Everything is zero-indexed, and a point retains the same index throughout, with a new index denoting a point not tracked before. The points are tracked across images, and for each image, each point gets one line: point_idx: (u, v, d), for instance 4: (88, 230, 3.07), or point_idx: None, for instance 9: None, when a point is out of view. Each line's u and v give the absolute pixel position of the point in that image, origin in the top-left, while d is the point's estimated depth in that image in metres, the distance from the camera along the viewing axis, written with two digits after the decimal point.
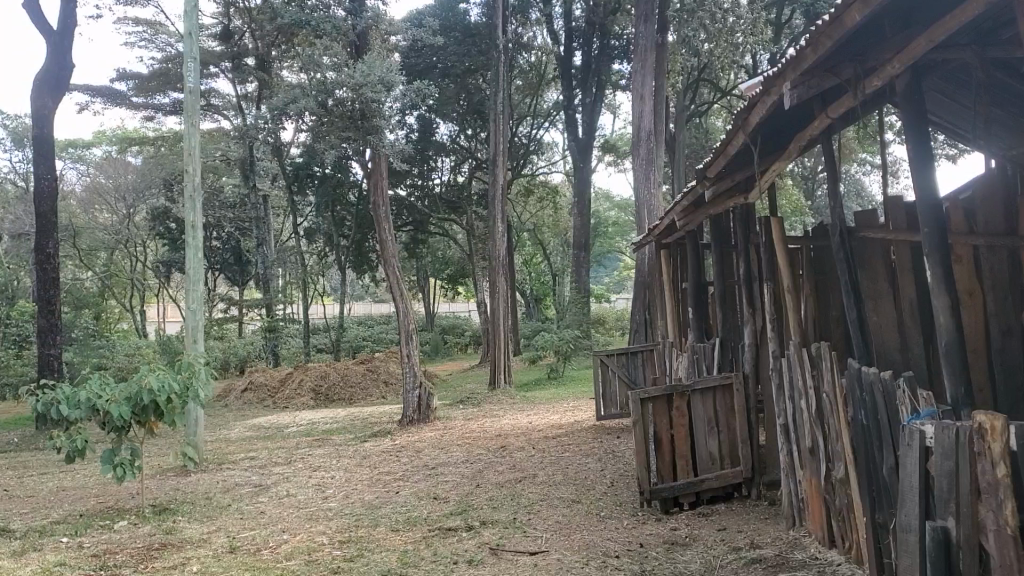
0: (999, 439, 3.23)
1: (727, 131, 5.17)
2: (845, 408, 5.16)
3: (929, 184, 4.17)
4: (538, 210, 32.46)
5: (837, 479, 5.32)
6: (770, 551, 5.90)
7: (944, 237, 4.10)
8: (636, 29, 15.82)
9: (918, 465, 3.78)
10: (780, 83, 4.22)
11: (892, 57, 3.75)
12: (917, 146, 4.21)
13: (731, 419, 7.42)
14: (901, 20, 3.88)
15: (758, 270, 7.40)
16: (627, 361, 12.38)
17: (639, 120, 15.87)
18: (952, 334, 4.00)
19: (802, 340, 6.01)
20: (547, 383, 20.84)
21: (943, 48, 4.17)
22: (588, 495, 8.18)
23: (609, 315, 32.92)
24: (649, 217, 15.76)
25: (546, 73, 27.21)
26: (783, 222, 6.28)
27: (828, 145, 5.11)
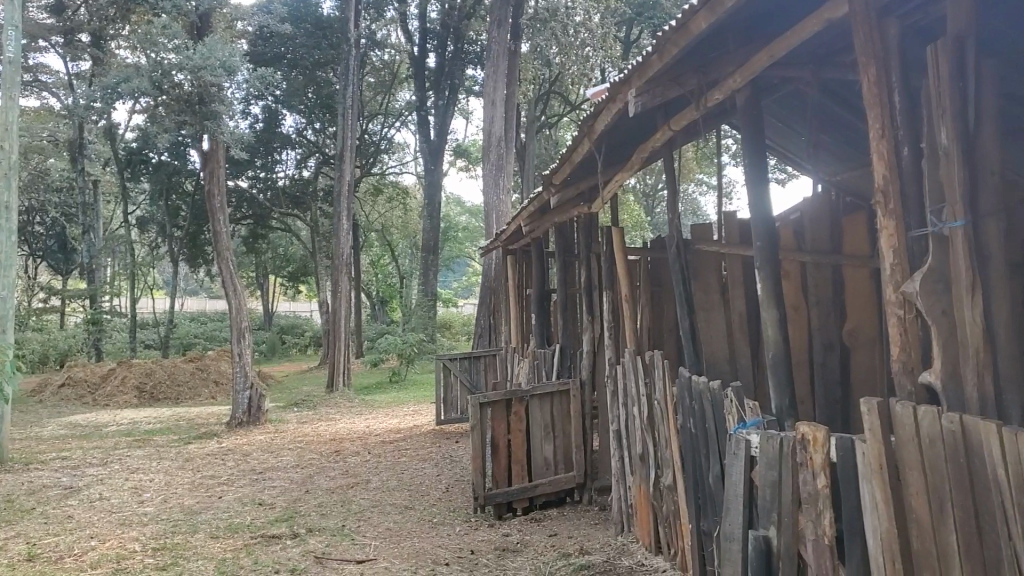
0: (820, 450, 3.32)
1: (573, 138, 5.16)
2: (675, 416, 5.21)
3: (765, 204, 4.26)
4: (387, 209, 32.07)
5: (666, 486, 5.37)
6: (599, 556, 5.91)
7: (774, 253, 4.20)
8: (490, 34, 15.75)
9: (743, 474, 3.83)
10: (626, 87, 4.20)
11: (734, 72, 3.81)
12: (754, 166, 4.30)
13: (567, 423, 7.46)
14: (746, 34, 3.90)
15: (599, 279, 7.36)
16: (469, 366, 12.33)
17: (490, 125, 15.83)
18: (779, 348, 4.11)
19: (636, 348, 6.06)
20: (388, 387, 20.50)
21: (780, 65, 4.28)
22: (421, 501, 8.03)
23: (455, 321, 32.80)
24: (497, 221, 15.74)
25: (399, 73, 26.92)
26: (624, 232, 6.30)
27: (669, 159, 5.15)
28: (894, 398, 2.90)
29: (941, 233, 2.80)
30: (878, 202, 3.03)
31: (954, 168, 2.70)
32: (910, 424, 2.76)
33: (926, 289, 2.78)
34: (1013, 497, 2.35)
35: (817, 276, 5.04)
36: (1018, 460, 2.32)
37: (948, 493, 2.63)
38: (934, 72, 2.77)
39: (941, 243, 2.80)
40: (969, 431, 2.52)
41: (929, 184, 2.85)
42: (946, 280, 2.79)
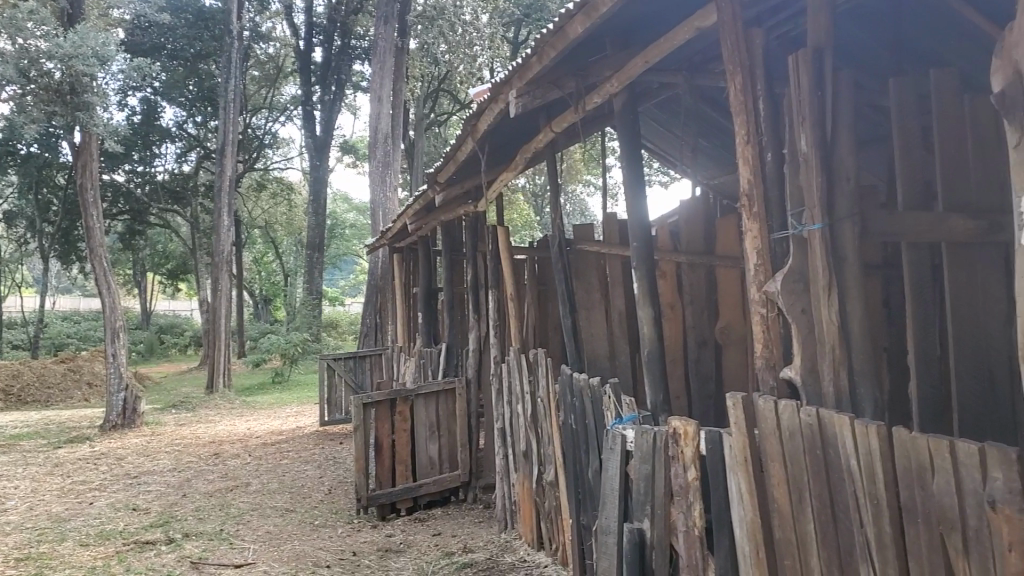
0: (690, 443, 3.44)
1: (456, 137, 5.17)
2: (556, 413, 5.29)
3: (642, 207, 4.38)
4: (272, 206, 31.40)
5: (547, 482, 5.45)
6: (482, 554, 5.95)
7: (650, 253, 4.31)
8: (376, 29, 15.60)
9: (619, 468, 3.93)
10: (507, 89, 4.25)
11: (611, 76, 3.90)
12: (632, 170, 4.41)
13: (452, 423, 7.47)
14: (623, 40, 3.99)
15: (485, 278, 7.39)
16: (353, 365, 12.19)
17: (376, 121, 15.68)
18: (654, 346, 4.23)
19: (519, 346, 6.11)
20: (271, 387, 20.08)
21: (656, 71, 4.41)
22: (303, 504, 7.92)
23: (342, 320, 32.37)
24: (383, 219, 15.62)
25: (285, 66, 26.40)
26: (509, 231, 6.34)
27: (551, 160, 5.23)
28: (757, 393, 3.02)
29: (802, 235, 2.94)
30: (745, 204, 3.16)
31: (812, 173, 2.83)
32: (772, 418, 2.89)
33: (786, 289, 2.91)
34: (864, 484, 2.49)
35: (692, 276, 5.18)
36: (867, 452, 2.46)
37: (806, 484, 2.76)
38: (796, 79, 2.89)
39: (802, 245, 2.94)
40: (825, 423, 2.65)
41: (790, 187, 2.98)
42: (804, 279, 2.93)
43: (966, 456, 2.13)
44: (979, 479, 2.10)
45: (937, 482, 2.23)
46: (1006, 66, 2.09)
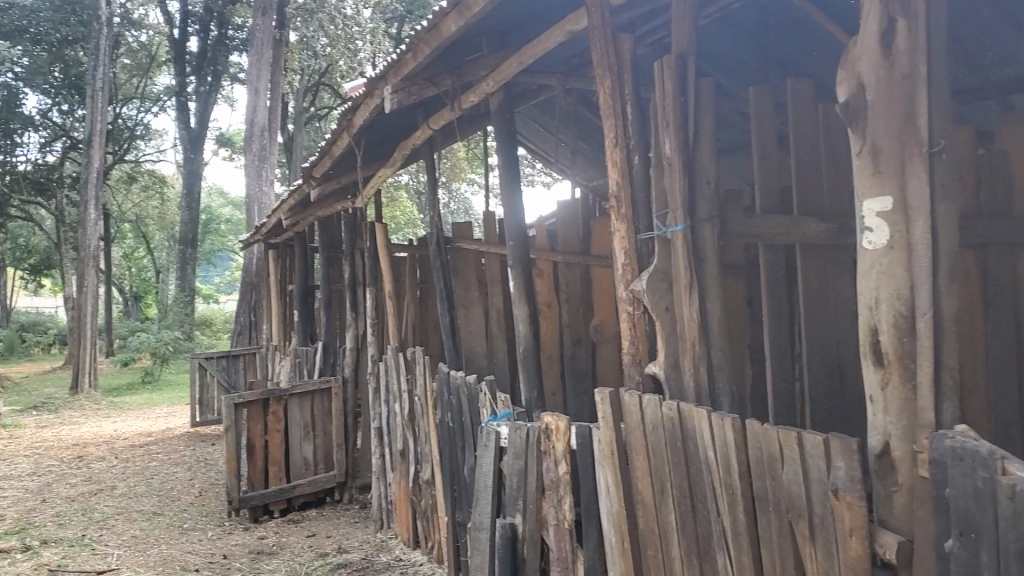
0: (561, 438, 3.49)
1: (332, 132, 5.10)
2: (433, 411, 5.28)
3: (518, 206, 4.42)
4: (143, 199, 30.28)
5: (424, 480, 5.45)
6: (357, 554, 5.89)
7: (526, 251, 4.36)
8: (254, 21, 15.24)
9: (493, 464, 3.95)
10: (383, 85, 4.22)
11: (487, 75, 3.94)
12: (507, 170, 4.45)
13: (327, 422, 7.36)
14: (499, 40, 4.03)
15: (362, 275, 7.33)
16: (227, 364, 11.89)
17: (253, 114, 15.32)
18: (529, 343, 4.28)
19: (397, 344, 6.08)
20: (140, 387, 19.37)
21: (531, 72, 4.45)
22: (172, 507, 7.67)
23: (218, 318, 31.49)
24: (260, 214, 15.28)
25: (157, 55, 25.50)
26: (387, 228, 6.30)
27: (428, 158, 5.23)
28: (624, 388, 3.10)
29: (666, 236, 3.04)
30: (612, 204, 3.25)
31: (675, 176, 2.92)
32: (637, 413, 2.98)
33: (651, 287, 3.00)
34: (721, 476, 2.58)
35: (568, 276, 5.11)
36: (723, 443, 2.56)
37: (667, 477, 2.85)
38: (661, 84, 2.98)
39: (665, 245, 3.03)
40: (685, 417, 2.74)
41: (655, 189, 3.06)
42: (668, 278, 3.03)
43: (812, 447, 2.24)
44: (823, 468, 2.22)
45: (787, 471, 2.34)
46: (849, 76, 2.22)
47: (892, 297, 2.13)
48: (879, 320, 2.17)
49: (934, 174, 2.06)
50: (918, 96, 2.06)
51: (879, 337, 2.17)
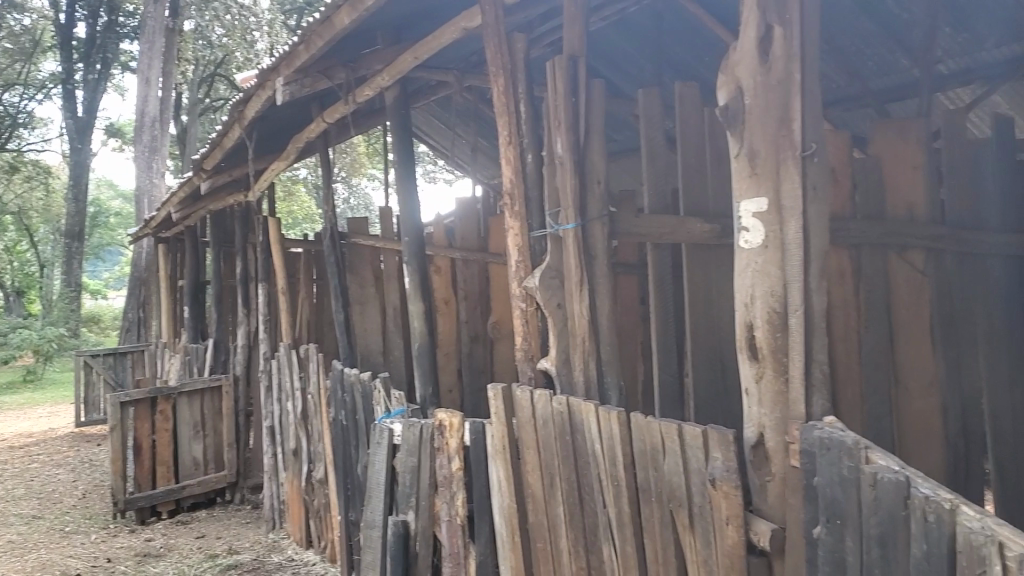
0: (455, 435, 3.49)
1: (223, 123, 4.99)
2: (326, 409, 5.21)
3: (413, 202, 4.41)
4: (25, 190, 28.99)
5: (317, 479, 5.38)
6: (248, 555, 5.79)
7: (421, 247, 4.34)
8: (145, 7, 14.75)
9: (386, 462, 3.93)
10: (275, 77, 4.14)
11: (383, 70, 3.93)
12: (402, 166, 4.43)
13: (218, 421, 7.20)
14: (395, 34, 4.02)
15: (255, 270, 7.19)
16: (114, 362, 11.50)
17: (143, 104, 14.83)
18: (424, 339, 4.28)
19: (290, 341, 5.98)
20: (21, 386, 18.56)
21: (428, 68, 4.45)
22: (54, 510, 7.39)
23: (106, 315, 30.37)
24: (150, 207, 14.83)
25: (42, 40, 24.44)
26: (280, 222, 6.19)
27: (323, 153, 5.17)
28: (516, 383, 3.13)
29: (559, 234, 3.06)
30: (506, 202, 3.26)
31: (566, 174, 2.95)
32: (528, 408, 3.01)
33: (543, 284, 3.04)
34: (607, 468, 2.64)
35: (466, 273, 4.95)
36: (608, 435, 2.61)
37: (556, 470, 2.90)
38: (553, 84, 3.02)
39: (558, 242, 3.06)
40: (574, 411, 2.79)
41: (548, 188, 3.09)
42: (559, 275, 3.06)
43: (692, 438, 2.31)
44: (702, 458, 2.28)
45: (668, 463, 2.40)
46: (729, 81, 2.27)
47: (767, 294, 2.21)
48: (754, 316, 2.25)
49: (807, 178, 2.16)
50: (792, 103, 2.15)
51: (754, 332, 2.25)
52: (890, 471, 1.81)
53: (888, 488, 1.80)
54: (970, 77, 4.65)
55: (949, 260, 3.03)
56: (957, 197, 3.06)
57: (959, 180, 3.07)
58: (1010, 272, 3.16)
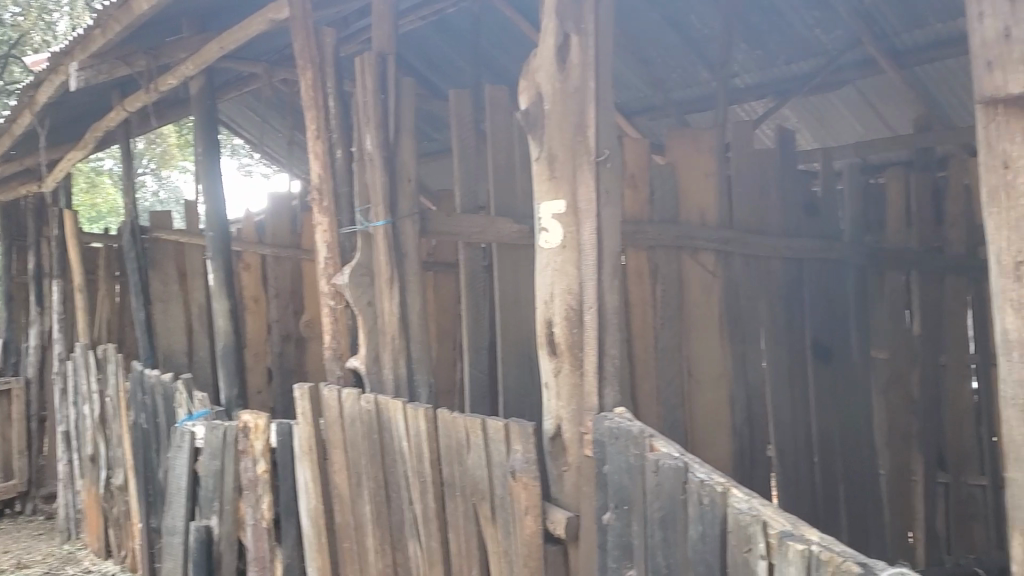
0: (260, 437, 3.41)
1: (10, 109, 4.67)
2: (126, 411, 4.96)
3: (219, 196, 4.29)
4: None
5: (116, 486, 5.12)
6: (39, 568, 5.43)
7: (226, 243, 4.22)
8: None
9: (188, 466, 3.78)
10: (67, 60, 3.88)
11: (187, 59, 3.81)
12: (208, 158, 4.30)
13: (6, 427, 6.75)
14: (200, 23, 3.92)
15: (49, 266, 6.77)
16: None
17: None
18: (230, 338, 4.16)
19: (88, 342, 5.66)
20: None
21: (236, 59, 4.35)
22: None
23: None
24: None
25: None
26: (78, 215, 5.85)
27: (123, 143, 4.93)
28: (323, 383, 3.10)
29: (368, 231, 3.05)
30: (314, 198, 3.22)
31: (376, 171, 2.95)
32: (336, 407, 2.99)
33: (352, 282, 3.02)
34: (413, 465, 2.66)
35: (278, 271, 4.74)
36: (416, 433, 2.63)
37: (362, 468, 2.90)
38: (362, 80, 3.02)
39: (368, 240, 3.06)
40: (382, 410, 2.79)
41: (357, 184, 3.08)
42: (370, 272, 3.05)
43: (494, 433, 2.35)
44: (504, 452, 2.33)
45: (471, 458, 2.44)
46: (529, 86, 2.34)
47: (565, 292, 2.30)
48: (553, 314, 2.33)
49: (601, 181, 2.27)
50: (587, 110, 2.26)
51: (553, 328, 2.33)
52: (671, 458, 1.93)
53: (670, 475, 1.92)
54: (764, 91, 4.96)
55: (738, 261, 3.22)
56: (744, 202, 3.27)
57: (746, 188, 3.28)
58: (791, 274, 3.41)
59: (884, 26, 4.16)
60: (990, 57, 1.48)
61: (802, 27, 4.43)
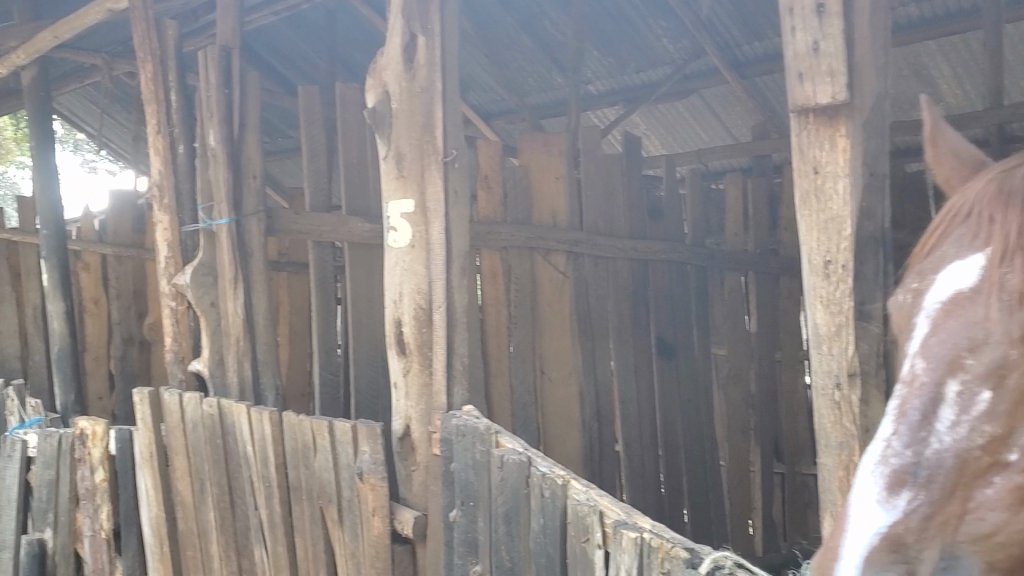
0: (99, 444, 3.26)
1: None
2: None
3: (52, 197, 4.13)
4: None
5: None
6: None
7: (61, 242, 4.00)
8: None
9: (18, 476, 3.54)
10: None
11: (18, 47, 3.62)
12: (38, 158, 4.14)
13: None
14: (32, 10, 3.75)
15: None
16: None
17: None
18: (67, 342, 3.96)
19: None
20: None
21: (72, 49, 4.18)
22: None
23: None
24: None
25: None
26: None
27: None
28: (164, 387, 3.00)
29: (212, 230, 2.97)
30: (155, 196, 3.13)
31: (220, 168, 2.87)
32: (177, 412, 2.90)
33: (194, 282, 2.93)
34: (259, 469, 2.60)
35: (119, 272, 4.51)
36: (262, 436, 2.58)
37: (206, 474, 2.82)
38: (205, 74, 2.96)
39: (211, 239, 2.97)
40: (226, 414, 2.73)
41: (200, 180, 3.01)
42: (212, 272, 2.97)
43: (341, 434, 2.33)
44: (350, 453, 2.31)
45: (318, 460, 2.41)
46: (376, 84, 2.33)
47: (414, 292, 2.30)
48: (401, 313, 2.32)
49: (448, 181, 2.28)
50: (434, 110, 2.28)
51: (402, 328, 2.32)
52: (516, 453, 1.96)
53: (513, 469, 1.95)
54: (614, 98, 5.12)
55: (587, 262, 3.30)
56: (593, 205, 3.34)
57: (595, 192, 3.36)
58: (636, 275, 3.53)
59: (725, 37, 4.34)
60: (801, 68, 1.53)
61: (651, 37, 4.57)
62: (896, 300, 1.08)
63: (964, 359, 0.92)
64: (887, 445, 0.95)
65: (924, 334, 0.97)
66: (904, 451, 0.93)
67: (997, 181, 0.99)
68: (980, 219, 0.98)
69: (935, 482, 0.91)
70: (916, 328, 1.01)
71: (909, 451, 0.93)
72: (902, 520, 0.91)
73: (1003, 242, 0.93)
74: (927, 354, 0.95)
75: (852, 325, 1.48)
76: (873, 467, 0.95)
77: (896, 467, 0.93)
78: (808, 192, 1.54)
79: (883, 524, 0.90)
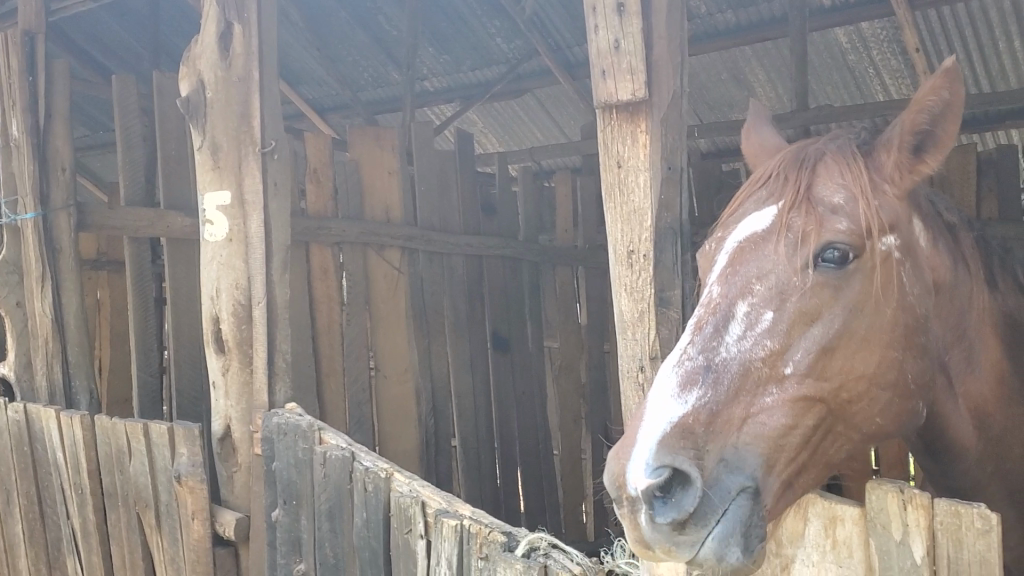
0: None
1: None
2: None
3: None
4: None
5: None
6: None
7: None
8: None
9: None
10: None
11: None
12: None
13: None
14: None
15: None
16: None
17: None
18: None
19: None
20: None
21: None
22: None
23: None
24: None
25: None
26: None
27: None
28: None
29: (16, 225, 2.80)
30: None
31: (24, 158, 2.71)
32: None
33: None
34: (70, 476, 2.48)
35: None
36: (72, 441, 2.46)
37: (13, 483, 2.67)
38: (6, 60, 2.80)
39: (15, 234, 2.80)
40: (33, 419, 2.58)
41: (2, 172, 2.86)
42: (18, 270, 2.80)
43: (157, 436, 2.24)
44: (167, 456, 2.23)
45: (133, 465, 2.32)
46: (189, 73, 2.27)
47: (232, 286, 2.24)
48: (219, 309, 2.26)
49: (266, 173, 2.23)
50: (251, 100, 2.22)
51: (220, 325, 2.26)
52: (339, 449, 1.95)
53: (336, 465, 1.94)
54: (451, 94, 5.18)
55: (422, 258, 3.30)
56: (425, 201, 3.34)
57: (428, 187, 3.36)
58: (470, 270, 3.56)
59: (557, 38, 4.43)
60: (603, 65, 1.59)
61: (485, 36, 4.60)
62: (703, 250, 1.43)
63: (752, 287, 1.28)
64: (683, 354, 1.26)
65: (721, 269, 1.32)
66: (697, 357, 1.25)
67: (788, 161, 1.39)
68: (775, 188, 1.36)
69: (720, 383, 1.23)
70: (714, 266, 1.35)
71: (702, 356, 1.25)
72: (693, 411, 1.20)
73: (785, 202, 1.32)
74: (723, 283, 1.30)
75: (653, 312, 1.55)
76: (671, 370, 1.25)
77: (691, 368, 1.24)
78: (612, 185, 1.61)
79: (677, 413, 1.19)
